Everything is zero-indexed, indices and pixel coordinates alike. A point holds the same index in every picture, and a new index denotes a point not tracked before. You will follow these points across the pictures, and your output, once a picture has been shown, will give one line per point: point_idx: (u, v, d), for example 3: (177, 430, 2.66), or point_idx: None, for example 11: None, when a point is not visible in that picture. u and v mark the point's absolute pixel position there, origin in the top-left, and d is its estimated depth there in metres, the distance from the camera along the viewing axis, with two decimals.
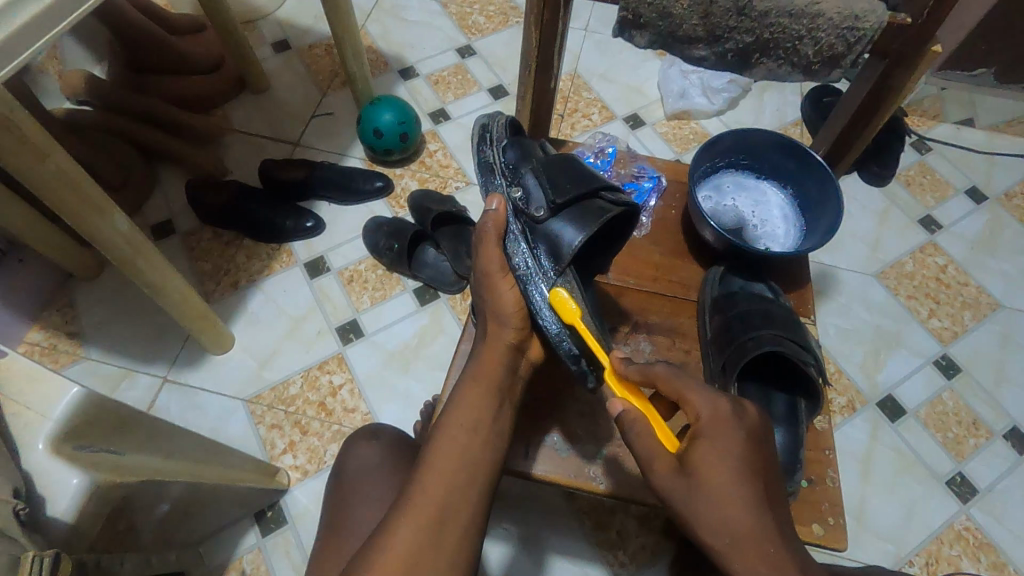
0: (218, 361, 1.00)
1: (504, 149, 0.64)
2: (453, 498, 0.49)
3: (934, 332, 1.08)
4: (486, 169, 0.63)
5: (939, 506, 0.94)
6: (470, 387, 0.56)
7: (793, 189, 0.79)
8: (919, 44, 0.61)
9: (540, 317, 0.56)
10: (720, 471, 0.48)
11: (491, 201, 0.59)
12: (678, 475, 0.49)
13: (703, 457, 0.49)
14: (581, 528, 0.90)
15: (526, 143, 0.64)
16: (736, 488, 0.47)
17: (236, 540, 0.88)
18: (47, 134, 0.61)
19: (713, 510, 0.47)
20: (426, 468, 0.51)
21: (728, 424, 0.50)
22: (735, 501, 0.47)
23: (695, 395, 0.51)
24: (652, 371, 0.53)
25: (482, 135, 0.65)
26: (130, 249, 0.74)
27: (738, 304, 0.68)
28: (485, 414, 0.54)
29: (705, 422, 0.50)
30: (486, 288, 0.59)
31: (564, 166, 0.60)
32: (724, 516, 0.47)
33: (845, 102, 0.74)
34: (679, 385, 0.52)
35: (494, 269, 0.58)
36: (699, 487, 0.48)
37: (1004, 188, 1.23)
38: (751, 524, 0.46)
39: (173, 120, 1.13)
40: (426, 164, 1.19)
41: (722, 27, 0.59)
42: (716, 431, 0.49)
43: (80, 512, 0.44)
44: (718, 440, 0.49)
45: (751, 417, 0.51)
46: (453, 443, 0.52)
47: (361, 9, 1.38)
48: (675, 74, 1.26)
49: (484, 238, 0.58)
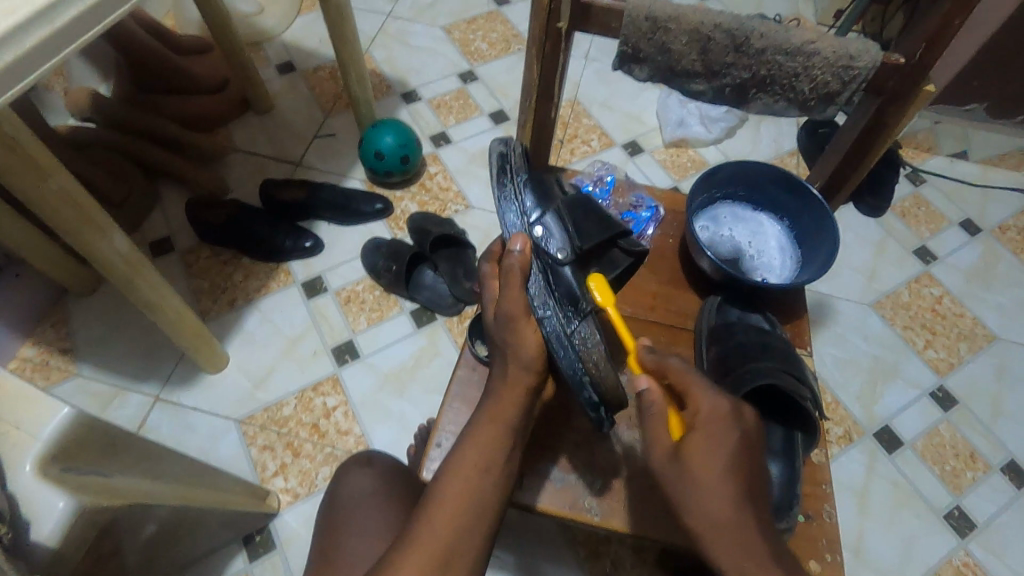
0: (212, 380, 1.00)
1: (524, 183, 0.61)
2: (458, 541, 0.49)
3: (930, 363, 1.08)
4: (505, 200, 0.60)
5: (937, 540, 0.93)
6: (481, 425, 0.55)
7: (789, 222, 0.80)
8: (911, 84, 0.62)
9: (560, 359, 0.55)
10: (709, 465, 0.48)
11: (515, 241, 0.57)
12: (672, 462, 0.50)
13: (696, 449, 0.49)
14: (575, 558, 0.88)
15: (545, 183, 0.64)
16: (724, 485, 0.48)
17: (223, 565, 0.87)
18: (51, 152, 0.61)
19: (698, 498, 0.48)
20: (434, 507, 0.50)
21: (725, 424, 0.50)
22: (721, 495, 0.47)
23: (700, 393, 0.52)
24: (666, 364, 0.55)
25: (500, 165, 0.61)
26: (128, 266, 0.74)
27: (735, 334, 0.67)
28: (499, 455, 0.53)
29: (707, 411, 0.51)
30: (508, 331, 0.56)
31: (585, 209, 0.61)
32: (711, 508, 0.47)
33: (841, 136, 0.75)
34: (685, 380, 0.53)
35: (517, 313, 0.56)
36: (690, 478, 0.48)
37: (998, 221, 1.24)
38: (732, 517, 0.47)
39: (177, 139, 1.14)
40: (426, 186, 1.20)
41: (720, 63, 0.60)
42: (711, 428, 0.50)
43: (65, 537, 0.43)
44: (712, 437, 0.49)
45: (749, 422, 0.51)
46: (464, 483, 0.51)
47: (366, 33, 1.41)
48: (674, 103, 1.28)
49: (508, 279, 0.56)
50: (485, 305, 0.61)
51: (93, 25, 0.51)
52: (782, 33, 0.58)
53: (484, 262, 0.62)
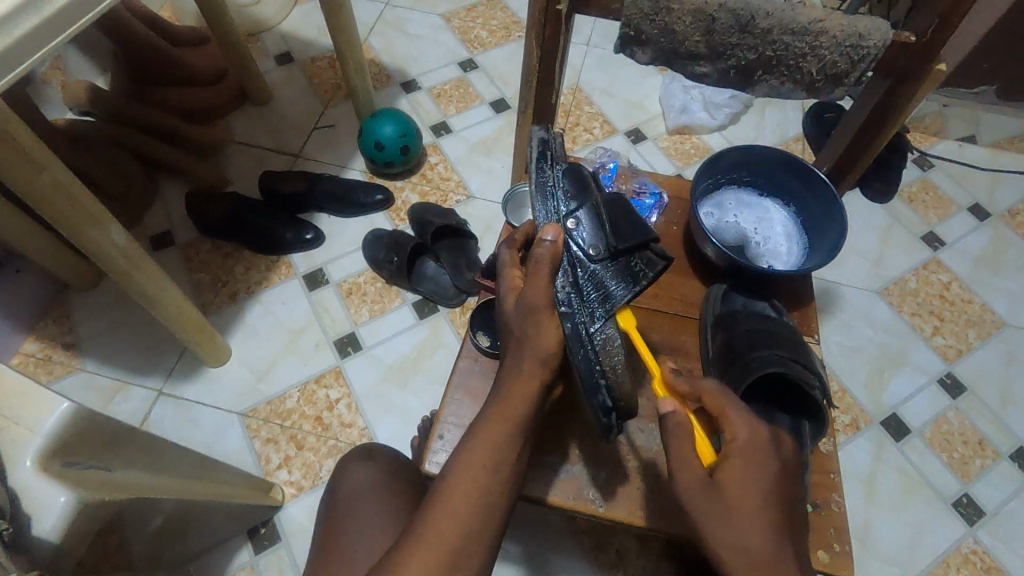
0: (215, 373, 0.99)
1: (561, 176, 0.62)
2: (466, 541, 0.48)
3: (938, 350, 1.06)
4: (543, 190, 0.61)
5: (945, 528, 0.92)
6: (490, 419, 0.54)
7: (796, 208, 0.79)
8: (922, 62, 0.61)
9: (578, 357, 0.53)
10: (749, 494, 0.48)
11: (547, 231, 0.55)
12: (706, 488, 0.49)
13: (735, 475, 0.49)
14: (580, 548, 0.88)
15: (584, 176, 0.62)
16: (765, 515, 0.47)
17: (228, 557, 0.87)
18: (45, 144, 0.61)
19: (734, 527, 0.47)
20: (442, 506, 0.50)
21: (765, 452, 0.50)
22: (758, 524, 0.47)
23: (738, 419, 0.51)
24: (699, 385, 0.54)
25: (542, 150, 0.62)
26: (126, 260, 0.73)
27: (743, 322, 0.66)
28: (508, 454, 0.53)
29: (745, 439, 0.50)
30: (530, 322, 0.55)
31: (622, 214, 0.61)
32: (745, 540, 0.46)
33: (850, 119, 0.73)
34: (724, 404, 0.52)
35: (540, 304, 0.54)
36: (727, 508, 0.48)
37: (1007, 205, 1.22)
38: (770, 550, 0.46)
39: (175, 131, 1.13)
40: (427, 176, 1.19)
41: (725, 44, 0.59)
42: (752, 457, 0.50)
43: (67, 532, 0.43)
44: (755, 462, 0.50)
45: (786, 454, 0.52)
46: (472, 482, 0.51)
47: (364, 22, 1.39)
48: (677, 89, 1.26)
49: (537, 268, 0.54)
50: (501, 295, 0.59)
51: (85, 13, 0.50)
52: (789, 12, 0.56)
53: (504, 248, 0.61)
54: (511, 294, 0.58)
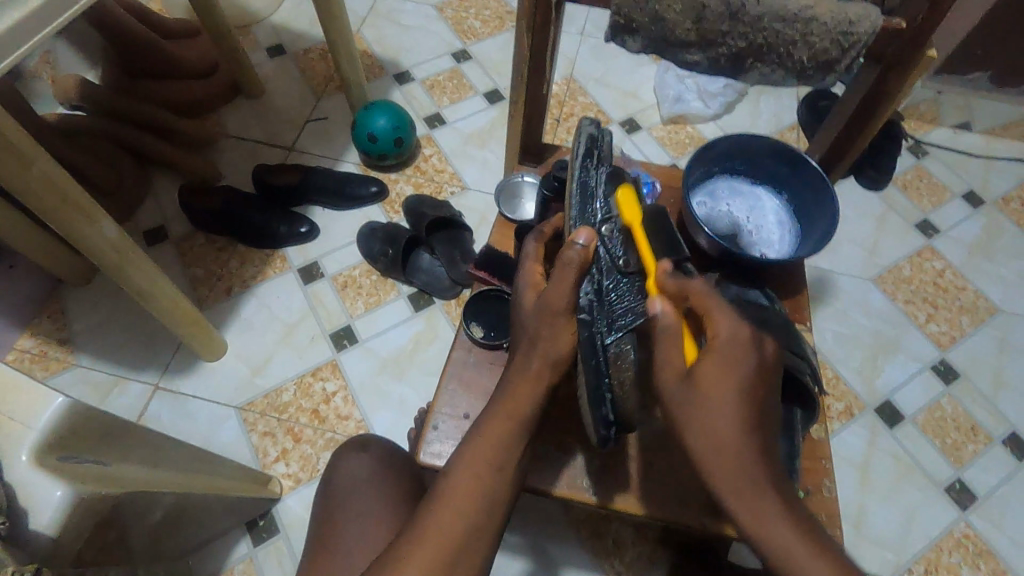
0: (211, 367, 0.99)
1: (602, 178, 0.64)
2: (465, 537, 0.48)
3: (932, 337, 1.07)
4: (584, 191, 0.63)
5: (938, 512, 0.93)
6: (497, 419, 0.54)
7: (788, 196, 0.79)
8: (913, 48, 0.61)
9: (591, 364, 0.54)
10: (720, 386, 0.48)
11: (581, 233, 0.55)
12: (682, 381, 0.49)
13: (709, 370, 0.48)
14: (577, 536, 0.89)
15: (624, 182, 0.64)
16: (730, 407, 0.47)
17: (228, 549, 0.87)
18: (32, 138, 0.60)
19: (703, 418, 0.47)
20: (443, 501, 0.50)
21: (743, 350, 0.49)
22: (726, 414, 0.47)
23: (719, 317, 0.51)
24: (689, 285, 0.53)
25: (590, 150, 0.66)
26: (118, 255, 0.73)
27: (734, 313, 0.66)
28: (511, 453, 0.53)
29: (726, 337, 0.49)
30: (546, 323, 0.55)
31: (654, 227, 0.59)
32: (711, 427, 0.47)
33: (842, 105, 0.74)
34: (709, 303, 0.51)
35: (560, 308, 0.55)
36: (695, 394, 0.48)
37: (1001, 191, 1.22)
38: (734, 440, 0.46)
39: (167, 125, 1.12)
40: (421, 169, 1.19)
41: (716, 32, 0.59)
42: (728, 353, 0.49)
43: (64, 526, 0.43)
44: (727, 360, 0.48)
45: (767, 356, 0.50)
46: (474, 480, 0.51)
47: (356, 13, 1.38)
48: (671, 79, 1.26)
49: (562, 271, 0.54)
50: (520, 290, 0.61)
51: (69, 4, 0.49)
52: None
53: (530, 242, 0.64)
54: (530, 291, 0.60)
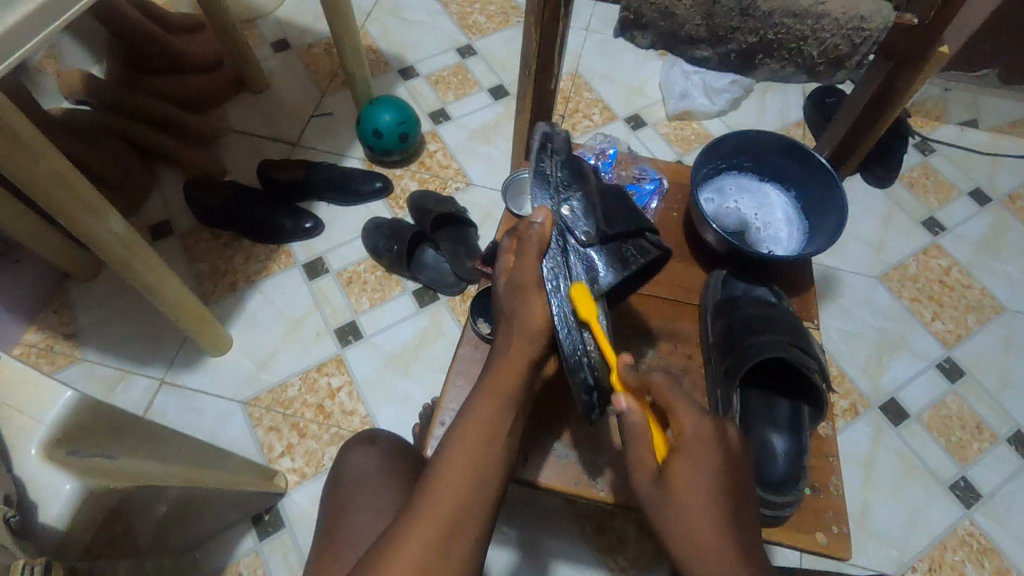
0: (216, 362, 1.00)
1: (559, 163, 0.63)
2: (462, 513, 0.48)
3: (937, 335, 1.07)
4: (540, 176, 0.62)
5: (942, 510, 0.93)
6: (485, 395, 0.54)
7: (796, 193, 0.78)
8: (924, 45, 0.61)
9: (562, 333, 0.54)
10: (691, 481, 0.48)
11: (537, 213, 0.57)
12: (655, 486, 0.50)
13: (679, 473, 0.48)
14: (581, 532, 0.89)
15: (581, 169, 0.64)
16: (705, 506, 0.46)
17: (234, 544, 0.88)
18: (39, 133, 0.60)
19: (681, 522, 0.47)
20: (437, 478, 0.50)
21: (711, 443, 0.49)
22: (698, 518, 0.46)
23: (684, 414, 0.51)
24: (649, 378, 0.53)
25: (543, 141, 0.64)
26: (125, 249, 0.73)
27: (740, 309, 0.66)
28: (499, 428, 0.53)
29: (691, 432, 0.50)
30: (518, 300, 0.56)
31: (615, 203, 0.62)
32: (689, 533, 0.46)
33: (852, 101, 0.74)
34: (672, 399, 0.52)
35: (530, 283, 0.56)
36: (669, 498, 0.48)
37: (1008, 189, 1.22)
38: (712, 537, 0.45)
39: (172, 120, 1.12)
40: (426, 164, 1.19)
41: (726, 28, 0.58)
42: (696, 449, 0.49)
43: (75, 519, 0.43)
44: (695, 458, 0.48)
45: (733, 443, 0.50)
46: (464, 455, 0.51)
47: (360, 8, 1.38)
48: (677, 75, 1.25)
49: (525, 248, 0.57)
50: (496, 278, 0.61)
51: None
52: None
53: (505, 236, 0.62)
54: (504, 274, 0.60)
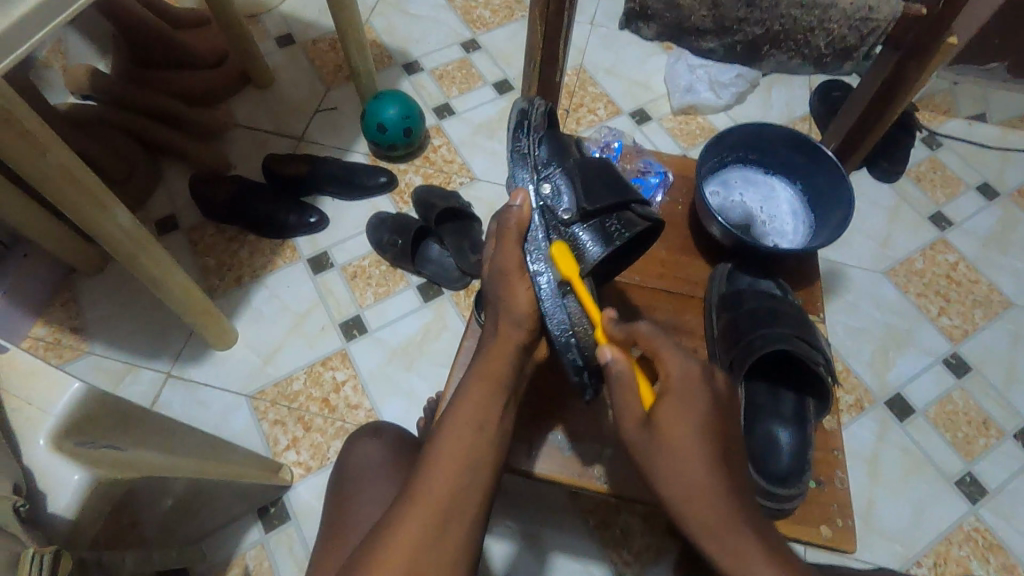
0: (222, 355, 1.00)
1: (539, 141, 0.62)
2: (457, 497, 0.49)
3: (944, 330, 1.06)
4: (518, 157, 0.62)
5: (948, 505, 0.93)
6: (478, 381, 0.55)
7: (802, 186, 0.78)
8: (933, 35, 0.60)
9: (549, 317, 0.55)
10: (683, 428, 0.50)
11: (517, 197, 0.58)
12: (643, 429, 0.51)
13: (668, 414, 0.50)
14: (584, 526, 0.89)
15: (561, 144, 0.63)
16: (696, 444, 0.49)
17: (239, 536, 0.88)
18: (47, 126, 0.61)
19: (673, 463, 0.49)
20: (431, 462, 0.50)
21: (697, 386, 0.52)
22: (693, 458, 0.49)
23: (669, 355, 0.52)
24: (636, 329, 0.53)
25: (519, 121, 0.64)
26: (132, 242, 0.73)
27: (745, 302, 0.66)
28: (492, 413, 0.54)
29: (678, 375, 0.52)
30: (503, 284, 0.57)
31: (601, 173, 0.60)
32: (683, 473, 0.49)
33: (859, 94, 0.73)
34: (658, 345, 0.53)
35: (511, 268, 0.56)
36: (659, 443, 0.50)
37: (1017, 183, 1.21)
38: (704, 478, 0.48)
39: (177, 115, 1.12)
40: (430, 159, 1.19)
41: (731, 19, 0.58)
42: (684, 392, 0.51)
43: (82, 510, 0.44)
44: (686, 403, 0.51)
45: (718, 387, 0.53)
46: (458, 440, 0.51)
47: (364, 2, 1.37)
48: (682, 68, 1.24)
49: (505, 233, 0.57)
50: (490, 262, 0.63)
51: None
52: None
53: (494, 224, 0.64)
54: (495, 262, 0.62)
